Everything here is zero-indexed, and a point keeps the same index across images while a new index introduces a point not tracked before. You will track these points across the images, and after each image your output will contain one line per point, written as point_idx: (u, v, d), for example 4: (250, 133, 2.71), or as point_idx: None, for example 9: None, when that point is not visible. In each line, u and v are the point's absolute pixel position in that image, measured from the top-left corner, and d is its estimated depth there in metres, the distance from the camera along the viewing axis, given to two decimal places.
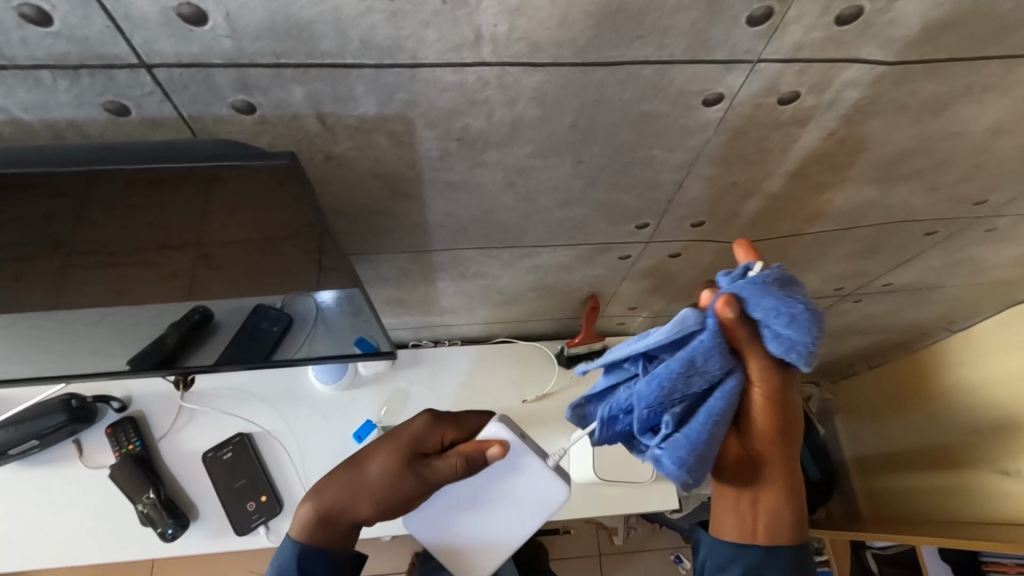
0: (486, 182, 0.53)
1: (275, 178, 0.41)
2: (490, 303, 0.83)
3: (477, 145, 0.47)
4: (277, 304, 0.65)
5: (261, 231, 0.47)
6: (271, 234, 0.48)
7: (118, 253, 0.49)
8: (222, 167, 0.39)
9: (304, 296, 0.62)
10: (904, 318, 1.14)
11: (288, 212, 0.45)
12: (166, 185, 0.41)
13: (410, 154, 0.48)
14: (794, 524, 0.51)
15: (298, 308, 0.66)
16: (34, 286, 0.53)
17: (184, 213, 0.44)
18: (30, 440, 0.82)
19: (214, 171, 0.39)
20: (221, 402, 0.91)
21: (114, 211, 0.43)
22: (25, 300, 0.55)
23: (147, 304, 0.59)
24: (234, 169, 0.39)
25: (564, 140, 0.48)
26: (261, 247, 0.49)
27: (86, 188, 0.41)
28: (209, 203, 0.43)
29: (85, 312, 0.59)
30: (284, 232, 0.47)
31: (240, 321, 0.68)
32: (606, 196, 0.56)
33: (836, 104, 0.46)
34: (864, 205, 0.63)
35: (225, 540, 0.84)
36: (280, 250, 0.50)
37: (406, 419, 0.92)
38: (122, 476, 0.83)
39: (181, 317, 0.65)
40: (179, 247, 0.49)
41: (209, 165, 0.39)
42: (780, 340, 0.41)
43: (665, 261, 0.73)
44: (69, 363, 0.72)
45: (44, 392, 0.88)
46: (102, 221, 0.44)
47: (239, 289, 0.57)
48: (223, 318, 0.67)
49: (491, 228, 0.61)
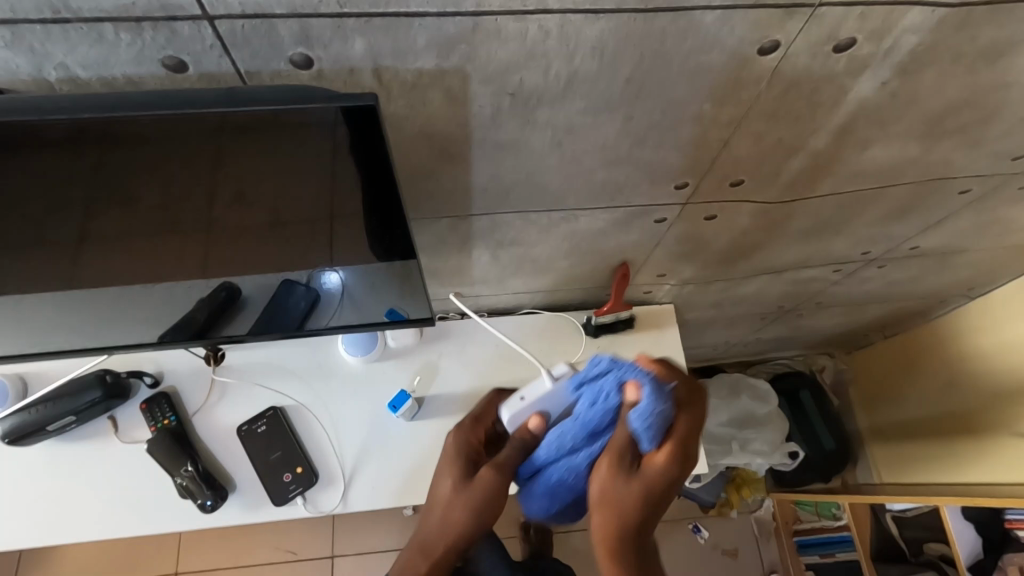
0: (535, 141, 0.52)
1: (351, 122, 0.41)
2: (522, 273, 0.83)
3: (531, 101, 0.47)
4: (304, 279, 0.65)
5: (324, 184, 0.48)
6: (335, 188, 0.48)
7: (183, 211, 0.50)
8: (298, 111, 0.40)
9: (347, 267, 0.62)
10: (925, 284, 1.15)
11: (341, 162, 0.45)
12: (244, 130, 0.42)
13: (463, 111, 0.47)
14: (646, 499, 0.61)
15: (326, 285, 0.67)
16: (95, 249, 0.53)
17: (243, 163, 0.45)
18: (67, 417, 0.83)
19: (290, 115, 0.40)
20: (254, 376, 0.91)
21: (187, 160, 0.44)
22: (70, 267, 0.55)
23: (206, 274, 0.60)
24: (308, 112, 0.40)
25: (617, 95, 0.47)
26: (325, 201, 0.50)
27: (148, 135, 0.42)
28: (265, 153, 0.44)
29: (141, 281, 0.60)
30: (338, 185, 0.48)
31: (268, 298, 0.68)
32: (651, 155, 0.56)
33: (892, 52, 0.46)
34: (905, 161, 0.63)
35: (263, 511, 0.85)
36: (331, 201, 0.50)
37: (436, 390, 0.92)
38: (160, 450, 0.84)
39: (209, 296, 0.66)
40: (231, 205, 0.49)
41: (261, 110, 0.39)
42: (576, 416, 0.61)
43: (701, 224, 0.73)
44: (106, 335, 0.72)
45: (77, 368, 0.88)
46: (176, 171, 0.46)
47: (285, 254, 0.57)
48: (252, 293, 0.66)
49: (532, 192, 0.61)
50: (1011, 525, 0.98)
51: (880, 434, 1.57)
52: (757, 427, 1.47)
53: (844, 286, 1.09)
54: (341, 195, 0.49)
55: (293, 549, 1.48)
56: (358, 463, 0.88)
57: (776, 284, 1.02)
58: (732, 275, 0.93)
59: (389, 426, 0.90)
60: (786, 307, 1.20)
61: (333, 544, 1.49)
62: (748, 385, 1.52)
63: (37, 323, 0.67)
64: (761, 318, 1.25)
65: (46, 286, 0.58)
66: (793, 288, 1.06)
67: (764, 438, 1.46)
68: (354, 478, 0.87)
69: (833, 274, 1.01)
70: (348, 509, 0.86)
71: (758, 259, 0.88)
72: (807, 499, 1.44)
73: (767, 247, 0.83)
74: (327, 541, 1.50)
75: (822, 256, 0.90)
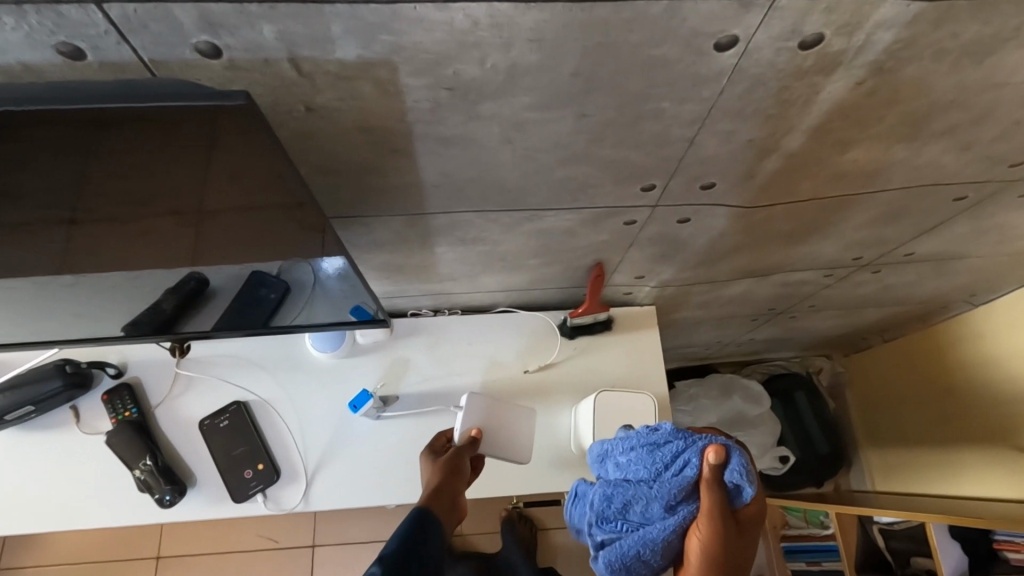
0: (482, 138, 0.49)
1: (233, 118, 0.39)
2: (491, 271, 0.80)
3: (470, 95, 0.43)
4: (276, 271, 0.62)
5: (225, 185, 0.45)
6: (240, 189, 0.46)
7: (77, 211, 0.47)
8: (171, 106, 0.38)
9: (294, 264, 0.59)
10: (924, 289, 1.10)
11: (234, 162, 0.43)
12: (118, 126, 0.39)
13: (397, 105, 0.44)
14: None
15: (299, 276, 0.64)
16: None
17: (130, 162, 0.42)
18: (27, 406, 0.82)
19: (161, 110, 0.38)
20: (219, 369, 0.89)
21: (62, 160, 0.41)
22: None
23: (124, 271, 0.58)
24: (182, 108, 0.38)
25: (565, 90, 0.44)
26: (231, 203, 0.47)
27: (32, 129, 0.39)
28: (168, 142, 0.40)
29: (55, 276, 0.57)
30: (246, 187, 0.46)
31: (239, 287, 0.65)
32: (611, 154, 0.52)
33: (867, 49, 0.41)
34: (891, 165, 0.58)
35: (223, 507, 0.84)
36: (237, 205, 0.48)
37: (405, 388, 0.90)
38: (119, 442, 0.83)
39: (178, 284, 0.63)
40: (130, 206, 0.47)
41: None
42: (635, 467, 0.56)
43: (674, 226, 0.69)
44: (53, 326, 0.71)
45: (39, 356, 0.87)
46: (56, 172, 0.43)
47: (210, 256, 0.55)
48: (222, 284, 0.64)
49: (488, 190, 0.57)
50: (1000, 546, 0.93)
51: (875, 439, 1.53)
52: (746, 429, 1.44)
53: (837, 289, 1.05)
54: (249, 197, 0.47)
55: (275, 536, 1.49)
56: (322, 461, 0.86)
57: (763, 286, 0.98)
58: (715, 276, 0.89)
59: (355, 423, 0.88)
60: (777, 309, 1.16)
61: (315, 533, 1.49)
62: (739, 386, 1.48)
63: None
64: (752, 319, 1.21)
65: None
66: (783, 290, 1.01)
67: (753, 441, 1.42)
68: (317, 476, 0.85)
69: (824, 278, 0.97)
70: (311, 507, 0.84)
71: (741, 262, 0.84)
72: (795, 504, 1.41)
73: (750, 250, 0.79)
74: (309, 530, 1.49)
75: (810, 259, 0.86)
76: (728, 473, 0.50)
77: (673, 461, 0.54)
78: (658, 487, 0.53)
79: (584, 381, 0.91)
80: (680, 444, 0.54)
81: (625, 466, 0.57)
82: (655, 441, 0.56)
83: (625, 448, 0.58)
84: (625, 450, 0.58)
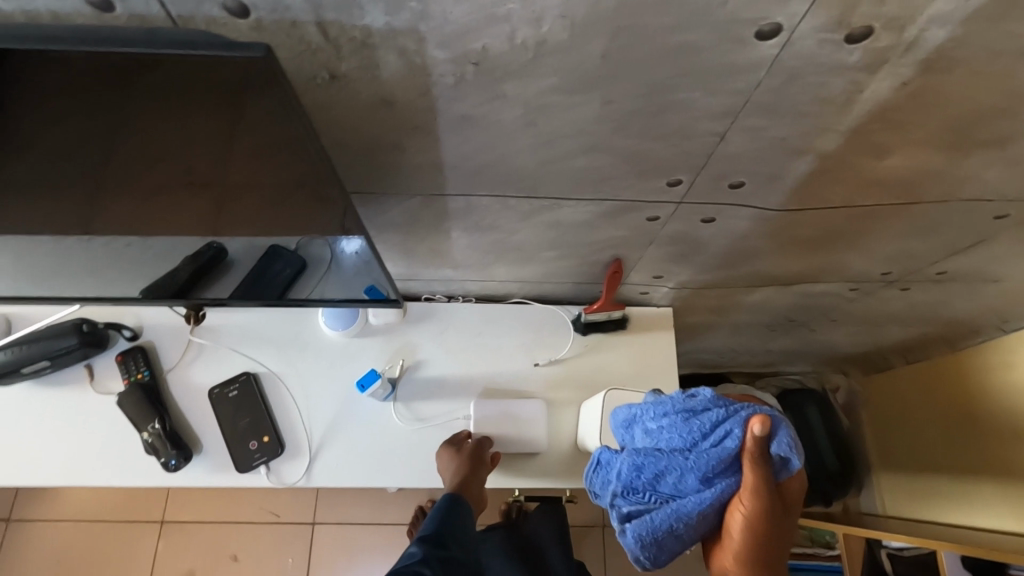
0: (505, 119, 0.48)
1: (247, 73, 0.37)
2: (506, 261, 0.79)
3: (496, 73, 0.42)
4: (294, 247, 0.63)
5: (240, 146, 0.44)
6: (256, 152, 0.44)
7: (93, 163, 0.46)
8: (182, 57, 0.36)
9: (306, 236, 0.59)
10: (951, 311, 1.06)
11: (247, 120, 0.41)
12: (130, 74, 0.37)
13: (421, 79, 0.43)
14: (769, 553, 0.53)
15: (316, 252, 0.64)
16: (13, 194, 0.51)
17: (144, 115, 0.41)
18: (42, 361, 0.83)
19: (171, 60, 0.36)
20: (231, 340, 0.90)
21: (76, 105, 0.40)
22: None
23: (143, 231, 0.58)
24: (193, 59, 0.36)
25: (594, 73, 0.42)
26: (246, 166, 0.46)
27: (41, 71, 0.38)
28: (188, 100, 0.40)
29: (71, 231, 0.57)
30: (263, 151, 0.44)
31: (256, 260, 0.66)
32: (637, 145, 0.51)
33: (915, 46, 0.39)
34: (929, 175, 0.56)
35: (226, 476, 0.84)
36: (255, 168, 0.47)
37: (413, 372, 0.90)
38: (130, 404, 0.84)
39: (196, 253, 0.64)
40: (147, 162, 0.46)
41: (163, 52, 0.35)
42: (670, 437, 0.57)
43: (697, 226, 0.67)
44: (71, 284, 0.71)
45: (59, 313, 0.89)
46: (71, 120, 0.42)
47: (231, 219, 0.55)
48: (239, 256, 0.65)
49: (508, 175, 0.56)
50: None
51: (888, 462, 1.50)
52: None
53: (860, 304, 1.02)
54: (266, 161, 0.46)
55: (276, 511, 1.50)
56: (325, 439, 0.86)
57: (784, 296, 0.96)
58: (735, 282, 0.87)
59: (361, 403, 0.88)
60: (796, 321, 1.13)
61: (315, 512, 1.50)
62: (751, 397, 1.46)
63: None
64: (769, 329, 1.18)
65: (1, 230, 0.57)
66: (803, 301, 0.99)
67: None
68: (320, 453, 0.85)
69: (848, 291, 0.94)
70: (311, 484, 0.84)
71: (763, 268, 0.81)
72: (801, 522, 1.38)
73: (774, 257, 0.77)
74: (310, 508, 1.50)
75: (834, 271, 0.84)
76: (772, 447, 0.52)
77: (713, 432, 0.55)
78: (696, 459, 0.54)
79: (592, 379, 0.90)
80: (721, 413, 0.55)
81: (658, 437, 0.57)
82: (692, 410, 0.56)
83: (660, 418, 0.58)
84: (659, 420, 0.58)
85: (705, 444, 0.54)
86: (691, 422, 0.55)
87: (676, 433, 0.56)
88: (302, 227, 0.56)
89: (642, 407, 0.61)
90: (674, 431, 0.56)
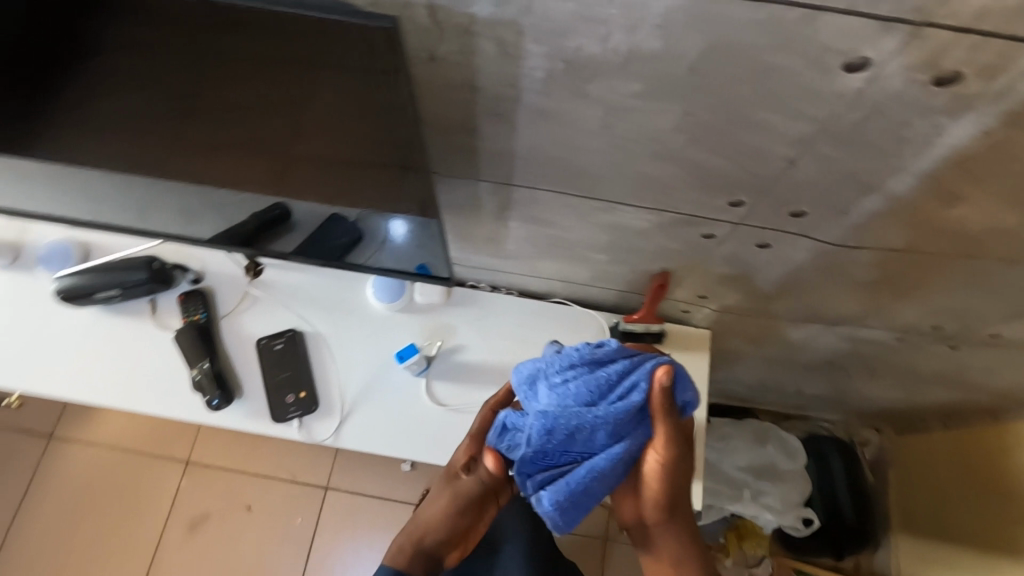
0: (584, 118, 0.50)
1: (366, 39, 0.42)
2: (555, 258, 0.81)
3: (584, 72, 0.45)
4: (353, 218, 0.67)
5: (343, 107, 0.49)
6: (355, 114, 0.49)
7: (214, 108, 0.52)
8: (314, 18, 0.41)
9: (359, 205, 0.63)
10: (1000, 379, 1.03)
11: (355, 85, 0.46)
12: (266, 31, 0.43)
13: (513, 70, 0.46)
14: (673, 490, 0.66)
15: (374, 227, 0.68)
16: (140, 128, 0.57)
17: (271, 69, 0.47)
18: (114, 289, 0.90)
19: (305, 22, 0.41)
20: (284, 296, 0.95)
21: (215, 55, 0.46)
22: (117, 140, 0.60)
23: (237, 182, 0.63)
24: (323, 22, 0.41)
25: (677, 84, 0.44)
26: (344, 128, 0.51)
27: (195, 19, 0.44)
28: (309, 61, 0.45)
29: (176, 173, 0.64)
30: (361, 113, 0.49)
31: (317, 225, 0.70)
32: (706, 160, 0.52)
33: (1002, 97, 0.40)
34: (998, 230, 0.55)
35: (260, 423, 0.89)
36: (350, 130, 0.51)
37: (448, 353, 0.93)
38: (184, 341, 0.90)
39: (265, 210, 0.69)
40: (259, 113, 0.52)
41: (299, 14, 0.41)
42: (579, 392, 0.62)
43: (750, 250, 0.68)
44: (155, 221, 0.77)
45: (134, 248, 0.95)
46: (210, 67, 0.48)
47: (318, 181, 0.59)
48: (302, 219, 0.69)
49: (575, 173, 0.58)
50: None
51: (910, 526, 1.45)
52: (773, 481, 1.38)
53: (905, 357, 1.00)
54: (361, 126, 0.50)
55: (294, 468, 1.55)
56: (356, 403, 0.90)
57: (826, 336, 0.95)
58: (779, 313, 0.87)
59: (395, 375, 0.91)
60: (834, 364, 1.11)
61: (330, 476, 1.55)
62: (776, 436, 1.44)
63: (70, 178, 0.69)
64: (805, 368, 1.17)
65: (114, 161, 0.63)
66: (846, 345, 0.97)
67: (778, 495, 1.37)
68: (350, 416, 0.89)
69: (894, 341, 0.92)
70: (338, 444, 0.88)
71: (810, 302, 0.81)
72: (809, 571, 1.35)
73: (824, 293, 0.77)
74: (326, 472, 1.55)
75: (883, 317, 0.82)
76: (679, 400, 0.64)
77: (619, 384, 0.63)
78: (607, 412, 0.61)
79: None
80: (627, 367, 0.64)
81: (565, 393, 0.62)
82: (596, 363, 0.64)
83: (570, 379, 0.63)
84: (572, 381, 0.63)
85: (616, 397, 0.62)
86: (595, 378, 0.63)
87: (585, 388, 0.62)
88: (359, 198, 0.61)
89: (546, 362, 0.66)
90: (583, 386, 0.62)
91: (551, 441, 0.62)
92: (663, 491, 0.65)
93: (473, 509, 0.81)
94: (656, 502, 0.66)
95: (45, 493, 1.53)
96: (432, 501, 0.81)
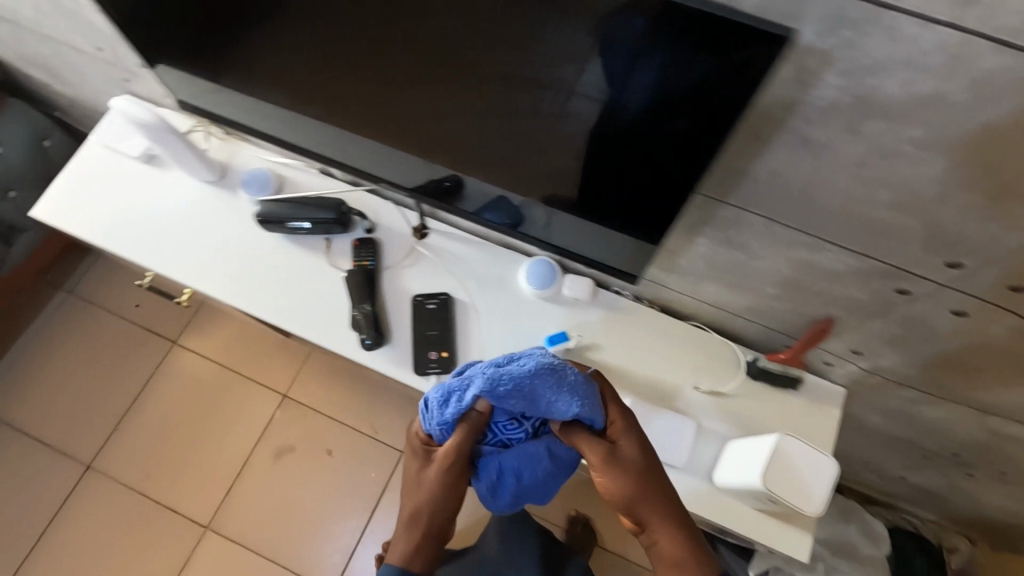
0: (844, 152, 0.53)
1: (761, 53, 0.45)
2: (722, 283, 0.83)
3: (871, 110, 0.48)
4: (516, 203, 0.80)
5: (676, 106, 0.52)
6: (681, 114, 0.53)
7: (539, 72, 0.56)
8: (730, 22, 0.44)
9: (598, 198, 0.70)
10: None
11: (706, 91, 0.50)
12: (659, 25, 0.46)
13: (798, 96, 0.49)
14: (625, 491, 0.68)
15: (533, 211, 0.80)
16: (450, 74, 0.62)
17: (629, 59, 0.50)
18: (303, 223, 0.99)
19: (718, 23, 0.44)
20: (443, 261, 1.01)
21: (587, 34, 0.50)
22: (414, 76, 0.65)
23: (504, 141, 0.68)
24: (735, 27, 0.44)
25: (961, 138, 0.46)
26: (657, 123, 0.55)
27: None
28: (681, 61, 0.48)
29: (448, 121, 0.70)
30: (687, 114, 0.52)
31: (478, 199, 0.84)
32: (948, 217, 0.54)
33: None
34: None
35: (402, 372, 0.96)
36: (662, 126, 0.55)
37: (584, 350, 0.96)
38: (352, 282, 0.98)
39: (438, 180, 0.84)
40: (583, 88, 0.56)
41: (715, 17, 0.44)
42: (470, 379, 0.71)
43: (942, 316, 0.68)
44: (374, 158, 0.87)
45: (324, 190, 1.05)
46: (569, 43, 0.52)
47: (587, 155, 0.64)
48: (469, 191, 0.83)
49: (800, 203, 0.61)
50: None
51: None
52: (853, 562, 1.33)
53: None
54: (677, 124, 0.54)
55: (381, 424, 1.63)
56: None
57: (971, 425, 0.92)
58: (932, 389, 0.85)
59: None
60: (960, 458, 1.07)
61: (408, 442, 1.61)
62: (862, 518, 1.38)
63: (343, 109, 0.79)
64: (924, 455, 1.13)
65: (386, 90, 0.70)
66: (988, 439, 0.94)
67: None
68: None
69: None
70: None
71: (974, 385, 0.79)
72: None
73: (994, 378, 0.76)
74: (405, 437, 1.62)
75: None
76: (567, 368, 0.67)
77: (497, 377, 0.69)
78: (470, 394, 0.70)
79: (746, 422, 0.92)
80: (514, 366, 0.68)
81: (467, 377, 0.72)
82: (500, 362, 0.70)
83: (486, 370, 0.69)
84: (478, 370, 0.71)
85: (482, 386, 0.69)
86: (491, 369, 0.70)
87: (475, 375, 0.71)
88: (609, 188, 0.68)
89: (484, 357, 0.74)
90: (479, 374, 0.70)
91: (461, 428, 0.74)
92: (630, 483, 0.67)
93: (437, 500, 0.77)
94: (616, 497, 0.68)
95: (161, 390, 1.68)
96: (406, 497, 0.79)
